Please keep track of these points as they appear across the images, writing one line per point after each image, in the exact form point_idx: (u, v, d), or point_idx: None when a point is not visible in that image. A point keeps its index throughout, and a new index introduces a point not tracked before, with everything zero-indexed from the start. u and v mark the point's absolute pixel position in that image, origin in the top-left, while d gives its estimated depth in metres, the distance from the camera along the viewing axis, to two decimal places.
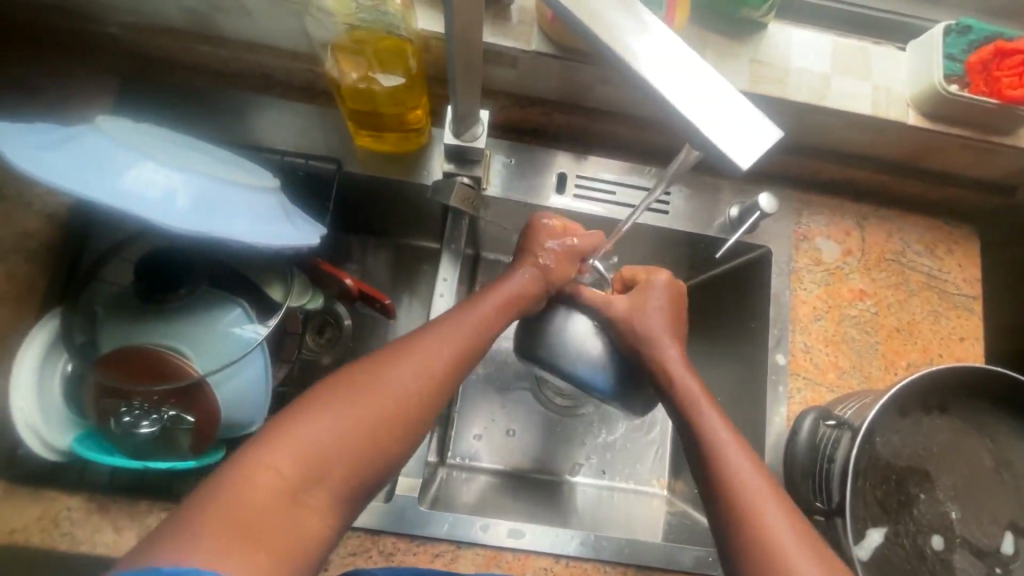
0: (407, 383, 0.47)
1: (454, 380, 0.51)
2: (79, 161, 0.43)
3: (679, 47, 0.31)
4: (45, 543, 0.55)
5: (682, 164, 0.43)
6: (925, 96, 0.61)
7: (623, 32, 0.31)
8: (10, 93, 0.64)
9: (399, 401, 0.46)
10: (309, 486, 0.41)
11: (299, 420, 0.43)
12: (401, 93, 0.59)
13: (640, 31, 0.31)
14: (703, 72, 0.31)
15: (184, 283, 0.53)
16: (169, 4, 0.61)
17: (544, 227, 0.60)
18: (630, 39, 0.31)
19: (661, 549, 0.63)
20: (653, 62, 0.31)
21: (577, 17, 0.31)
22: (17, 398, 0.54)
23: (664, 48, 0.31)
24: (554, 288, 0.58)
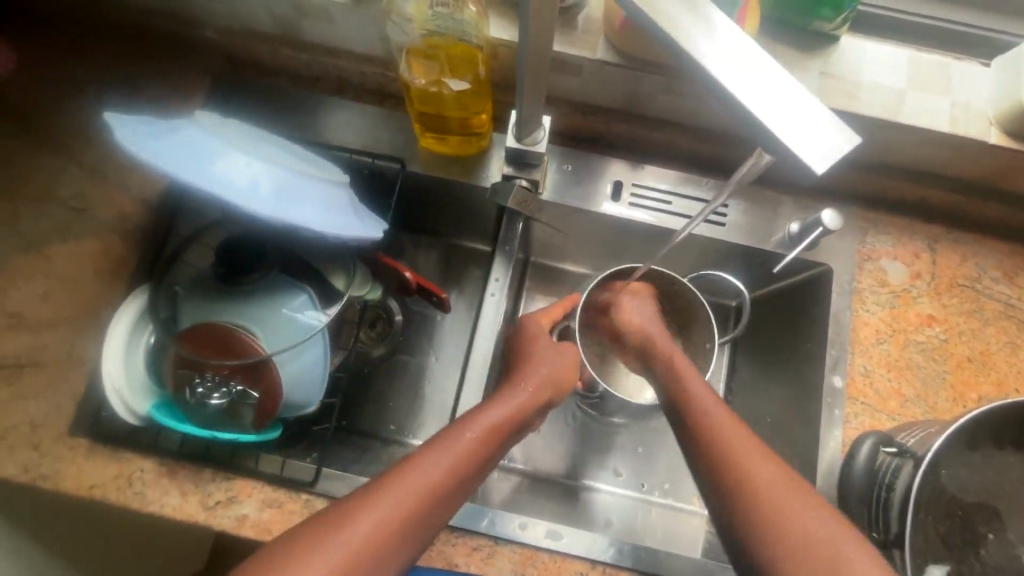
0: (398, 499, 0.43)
1: (460, 492, 0.46)
2: (183, 151, 0.47)
3: (750, 48, 0.32)
4: (120, 499, 0.60)
5: (752, 169, 0.41)
6: (1010, 114, 0.58)
7: (697, 31, 0.32)
8: (119, 89, 0.71)
9: (381, 528, 0.42)
10: None
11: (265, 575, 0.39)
12: (468, 96, 0.62)
13: (719, 41, 0.32)
14: (781, 80, 0.31)
15: (257, 268, 0.57)
16: (261, 11, 0.66)
17: (530, 326, 0.62)
18: (708, 47, 0.32)
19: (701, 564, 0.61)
20: (730, 68, 0.32)
21: (651, 16, 0.32)
22: (106, 364, 0.59)
23: (735, 48, 0.32)
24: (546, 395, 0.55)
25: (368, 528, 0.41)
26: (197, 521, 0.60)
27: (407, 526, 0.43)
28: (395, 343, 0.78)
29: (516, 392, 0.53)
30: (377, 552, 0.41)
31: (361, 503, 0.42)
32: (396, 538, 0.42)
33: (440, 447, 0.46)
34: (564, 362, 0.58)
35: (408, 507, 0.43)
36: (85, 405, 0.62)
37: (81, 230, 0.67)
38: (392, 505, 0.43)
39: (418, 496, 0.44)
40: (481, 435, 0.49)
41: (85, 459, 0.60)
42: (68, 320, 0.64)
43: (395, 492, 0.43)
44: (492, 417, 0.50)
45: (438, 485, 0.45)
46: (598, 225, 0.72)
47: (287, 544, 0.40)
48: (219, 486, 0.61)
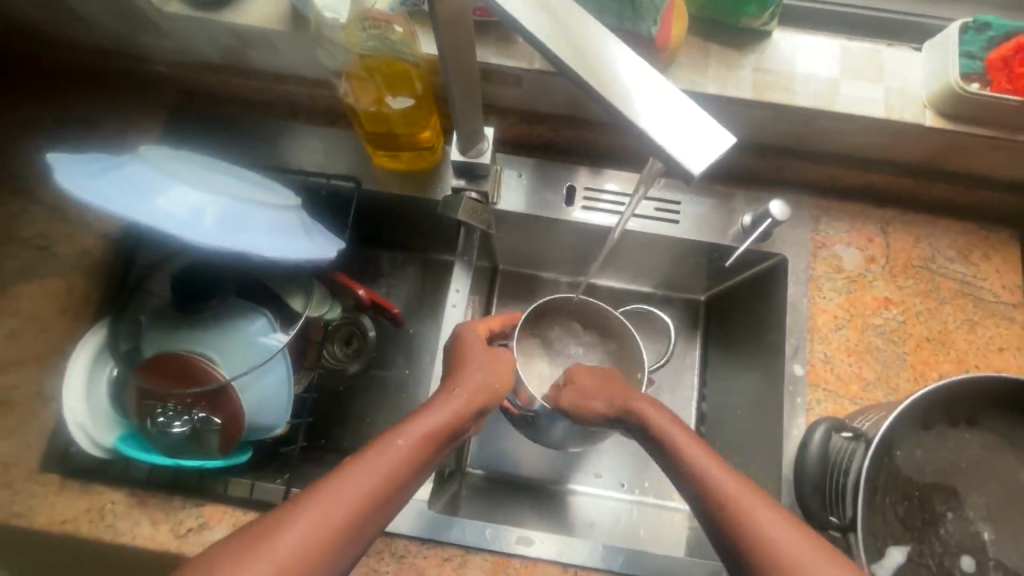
0: (346, 497, 0.44)
1: (393, 498, 0.47)
2: (122, 185, 0.48)
3: (639, 67, 0.33)
4: (92, 533, 0.60)
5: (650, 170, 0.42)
6: (942, 97, 0.59)
7: (593, 54, 0.33)
8: (75, 128, 0.73)
9: (329, 524, 0.43)
10: None
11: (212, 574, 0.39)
12: (413, 113, 0.63)
13: (615, 64, 0.33)
14: (672, 96, 0.32)
15: (214, 294, 0.58)
16: (207, 42, 0.68)
17: (468, 334, 0.62)
18: (603, 70, 0.33)
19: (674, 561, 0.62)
20: (623, 87, 0.33)
21: (546, 44, 0.33)
22: (69, 398, 0.60)
23: (627, 68, 0.33)
24: (484, 400, 0.56)
25: (303, 534, 0.42)
26: (169, 549, 0.60)
27: (343, 531, 0.43)
28: (368, 360, 0.79)
29: (450, 399, 0.54)
30: (313, 557, 0.41)
31: (295, 511, 0.43)
32: (342, 537, 0.43)
33: (376, 451, 0.48)
34: (501, 366, 0.60)
35: (344, 512, 0.44)
36: (54, 441, 0.62)
37: (44, 268, 0.68)
38: (338, 503, 0.44)
39: (364, 492, 0.45)
40: (412, 441, 0.49)
41: (56, 495, 0.61)
42: (34, 358, 0.65)
43: (339, 489, 0.45)
44: (422, 424, 0.51)
45: (372, 490, 0.46)
46: (556, 230, 0.73)
47: (223, 553, 0.41)
48: (190, 513, 0.61)
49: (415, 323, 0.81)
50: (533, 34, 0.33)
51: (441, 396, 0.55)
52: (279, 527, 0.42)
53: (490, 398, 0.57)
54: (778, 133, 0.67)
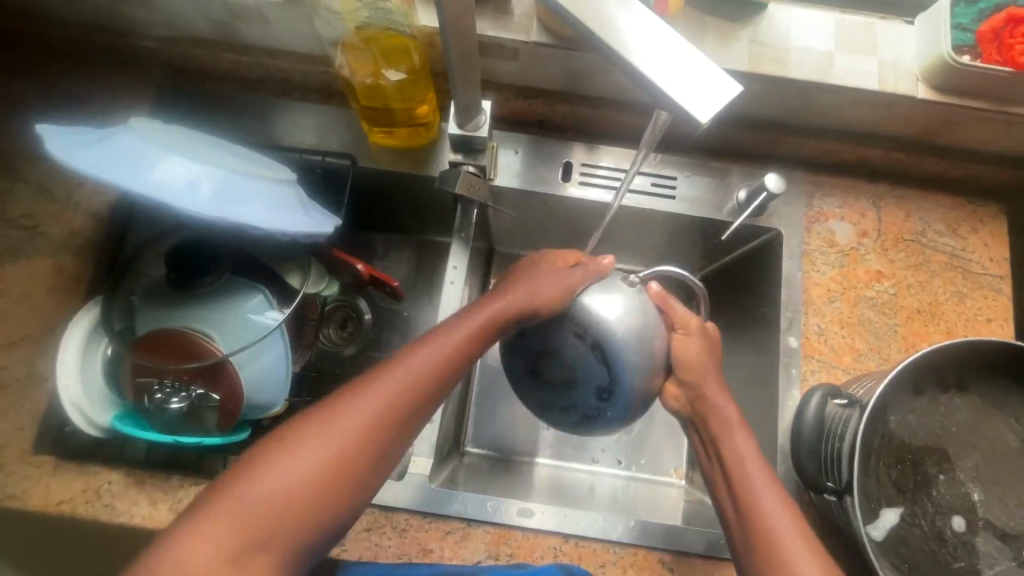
0: (353, 422, 0.45)
1: (413, 418, 0.48)
2: (114, 156, 0.47)
3: (654, 22, 0.33)
4: (89, 512, 0.60)
5: (654, 131, 0.43)
6: (933, 69, 0.60)
7: (607, 11, 0.33)
8: (62, 105, 0.71)
9: (334, 448, 0.44)
10: (262, 538, 0.41)
11: (229, 494, 0.42)
12: (408, 86, 0.62)
13: (627, 22, 0.33)
14: (683, 49, 0.32)
15: (210, 272, 0.57)
16: (197, 14, 0.66)
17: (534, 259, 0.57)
18: (612, 23, 0.33)
19: (676, 529, 0.62)
20: (631, 43, 0.33)
21: (561, 4, 0.33)
22: (62, 376, 0.59)
23: (642, 23, 0.33)
24: (516, 316, 0.53)
25: (316, 458, 0.44)
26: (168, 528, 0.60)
27: (354, 450, 0.45)
28: (363, 342, 0.78)
29: (470, 317, 0.52)
30: (327, 478, 0.43)
31: (285, 449, 0.44)
32: (354, 458, 0.45)
33: (389, 372, 0.48)
34: (534, 295, 0.53)
35: (354, 435, 0.45)
36: (48, 422, 0.61)
37: (32, 248, 0.67)
38: (343, 428, 0.45)
39: (373, 417, 0.46)
40: (429, 363, 0.49)
41: (50, 476, 0.60)
42: (25, 339, 0.64)
43: (345, 414, 0.45)
44: (442, 345, 0.50)
45: (384, 412, 0.46)
46: (552, 207, 0.73)
47: (215, 487, 0.43)
48: (188, 491, 0.61)
49: (412, 304, 0.81)
50: None
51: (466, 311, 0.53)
52: (288, 452, 0.44)
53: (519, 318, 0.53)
54: (773, 107, 0.68)
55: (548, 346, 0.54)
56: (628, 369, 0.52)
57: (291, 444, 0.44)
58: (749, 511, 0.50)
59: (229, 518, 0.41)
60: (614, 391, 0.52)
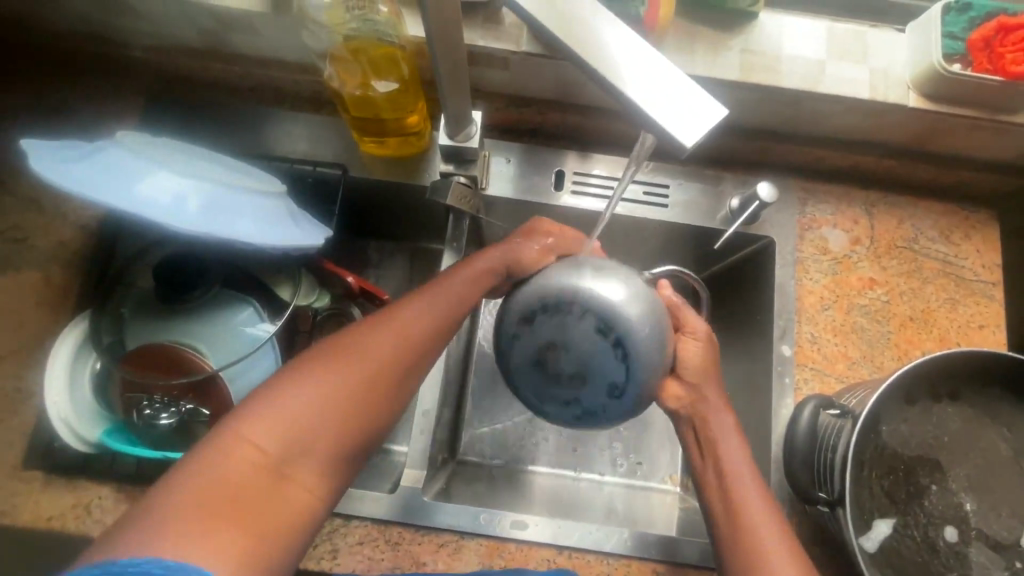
0: (365, 360, 0.45)
1: (419, 362, 0.48)
2: (100, 171, 0.46)
3: (638, 44, 0.33)
4: (79, 528, 0.59)
5: (642, 151, 0.43)
6: (925, 77, 0.60)
7: (591, 33, 0.33)
8: (50, 116, 0.70)
9: (350, 382, 0.44)
10: (288, 463, 0.41)
11: (246, 428, 0.40)
12: (398, 97, 0.62)
13: (611, 44, 0.33)
14: (668, 72, 0.32)
15: (198, 285, 0.57)
16: (185, 24, 0.66)
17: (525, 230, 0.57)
18: (597, 46, 0.33)
19: (674, 540, 0.62)
20: (616, 66, 0.32)
21: (544, 27, 0.33)
22: (52, 392, 0.59)
23: (626, 45, 0.33)
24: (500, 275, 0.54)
25: (334, 390, 0.43)
26: None
27: (367, 386, 0.45)
28: None
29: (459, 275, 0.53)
30: (346, 412, 0.43)
31: (290, 390, 0.43)
32: (369, 394, 0.45)
33: (393, 320, 0.49)
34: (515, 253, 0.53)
35: (366, 372, 0.45)
36: (37, 437, 0.61)
37: (21, 261, 0.66)
38: (355, 366, 0.45)
39: (382, 357, 0.46)
40: (429, 313, 0.50)
41: (40, 492, 0.60)
42: (13, 353, 0.63)
43: (356, 353, 0.46)
44: (436, 300, 0.51)
45: (392, 352, 0.47)
46: (545, 215, 0.72)
47: (216, 431, 0.41)
48: None
49: None
50: (530, 15, 0.33)
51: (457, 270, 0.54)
52: (305, 387, 0.43)
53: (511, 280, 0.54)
54: (765, 116, 0.68)
55: (559, 335, 0.48)
56: (643, 363, 0.48)
57: (306, 378, 0.43)
58: (730, 511, 0.50)
59: (252, 448, 0.40)
60: (627, 387, 0.48)
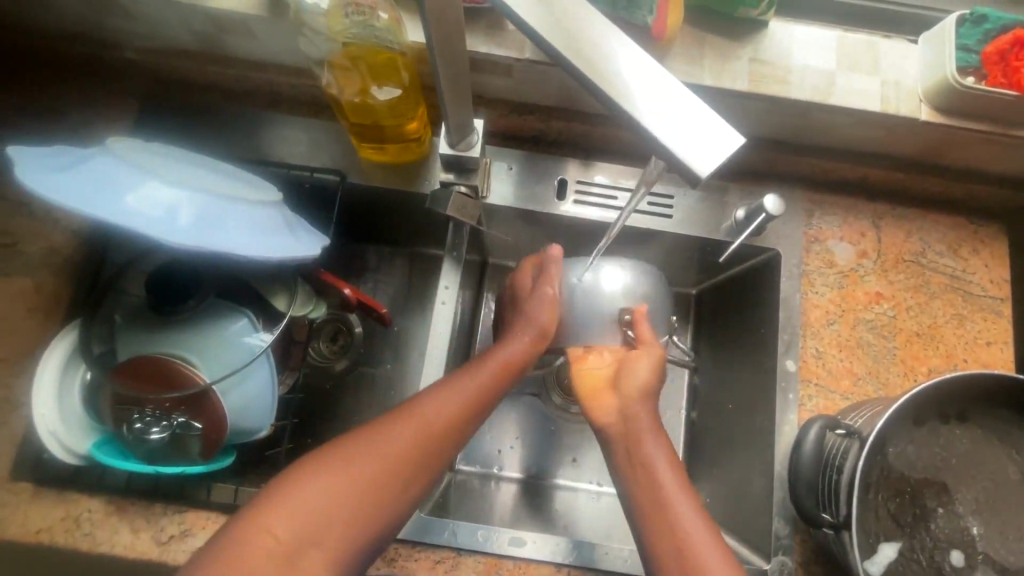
0: (389, 452, 0.45)
1: (440, 458, 0.47)
2: (88, 181, 0.45)
3: (649, 64, 0.31)
4: (69, 542, 0.58)
5: (652, 170, 0.41)
6: (938, 90, 0.59)
7: (598, 52, 0.32)
8: (40, 118, 0.69)
9: (371, 474, 0.43)
10: (299, 555, 0.40)
11: (267, 514, 0.40)
12: (398, 104, 0.60)
13: (620, 64, 0.31)
14: (680, 95, 0.31)
15: (192, 295, 0.56)
16: (180, 26, 0.64)
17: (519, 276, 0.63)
18: (607, 65, 0.31)
19: (589, 547, 0.61)
20: (627, 87, 0.31)
21: (550, 44, 0.31)
22: (39, 403, 0.57)
23: (636, 65, 0.31)
24: (536, 348, 0.56)
25: (356, 480, 0.43)
26: (151, 557, 0.58)
27: (387, 480, 0.44)
28: (354, 358, 0.77)
29: (491, 360, 0.53)
30: (363, 505, 0.42)
31: (320, 473, 0.42)
32: (388, 489, 0.44)
33: (422, 410, 0.48)
34: (544, 313, 0.58)
35: (389, 465, 0.44)
36: (26, 447, 0.60)
37: (9, 266, 0.65)
38: (380, 456, 0.44)
39: (407, 451, 0.45)
40: (461, 405, 0.49)
41: (29, 504, 0.58)
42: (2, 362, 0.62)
43: (381, 444, 0.45)
44: (466, 388, 0.50)
45: (416, 447, 0.46)
46: (546, 225, 0.71)
47: (242, 514, 0.41)
48: (171, 520, 0.59)
49: (402, 319, 0.79)
50: (536, 32, 0.31)
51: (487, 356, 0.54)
52: (328, 476, 0.42)
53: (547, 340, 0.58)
54: (773, 126, 0.66)
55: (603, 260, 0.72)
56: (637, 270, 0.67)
57: (330, 466, 0.43)
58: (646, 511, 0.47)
59: (271, 535, 0.40)
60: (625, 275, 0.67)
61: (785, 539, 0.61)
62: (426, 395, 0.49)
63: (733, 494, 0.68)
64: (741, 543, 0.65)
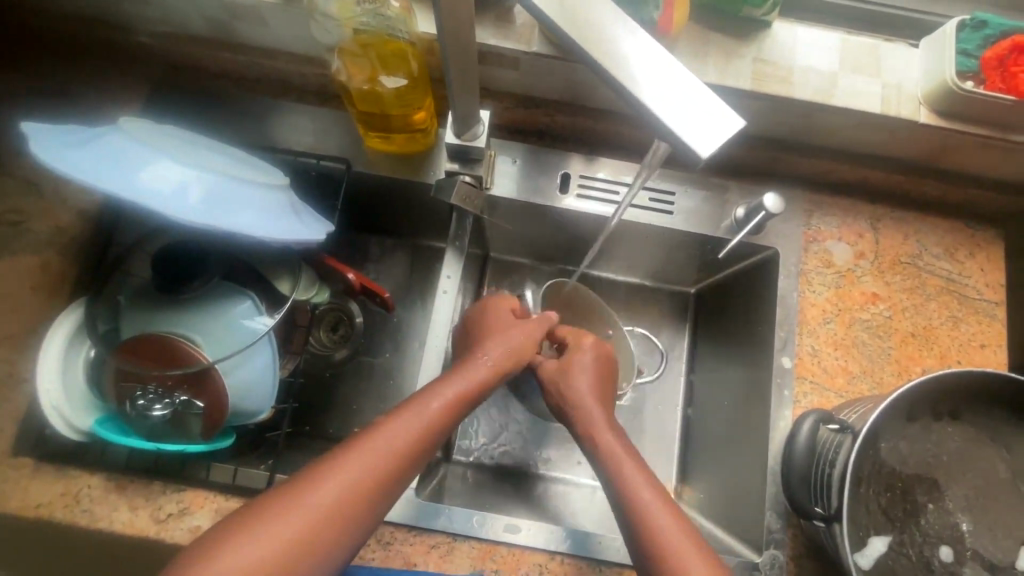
0: (335, 488, 0.44)
1: (396, 483, 0.47)
2: (101, 158, 0.46)
3: (656, 50, 0.32)
4: (68, 517, 0.59)
5: (657, 158, 0.42)
6: (938, 93, 0.60)
7: (607, 36, 0.32)
8: (52, 99, 0.69)
9: (316, 512, 0.42)
10: None
11: (206, 560, 0.40)
12: (406, 93, 0.61)
13: (627, 48, 0.32)
14: (685, 81, 0.32)
15: (197, 276, 0.56)
16: (193, 12, 0.65)
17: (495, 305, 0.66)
18: (616, 51, 0.32)
19: (604, 540, 0.62)
20: (635, 73, 0.32)
21: (560, 27, 0.32)
22: (43, 379, 0.58)
23: (642, 50, 0.32)
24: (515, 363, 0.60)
25: (301, 519, 0.42)
26: (148, 535, 0.59)
27: (334, 516, 0.43)
28: (354, 347, 0.78)
29: (458, 381, 0.54)
30: (308, 544, 0.42)
31: (276, 504, 0.43)
32: (337, 525, 0.43)
33: (372, 440, 0.47)
34: (519, 335, 0.62)
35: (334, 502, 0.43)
36: (28, 423, 0.60)
37: (16, 244, 0.65)
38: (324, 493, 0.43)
39: (354, 485, 0.44)
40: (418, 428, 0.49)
41: (29, 479, 0.59)
42: (7, 338, 0.62)
43: (328, 479, 0.44)
44: (426, 410, 0.51)
45: (364, 480, 0.45)
46: (549, 218, 0.72)
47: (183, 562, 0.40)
48: (170, 498, 0.60)
49: (403, 309, 0.80)
50: (546, 15, 0.32)
51: (450, 379, 0.54)
52: (267, 517, 0.42)
53: (520, 361, 0.61)
54: (775, 126, 0.67)
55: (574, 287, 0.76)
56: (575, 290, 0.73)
57: (272, 508, 0.42)
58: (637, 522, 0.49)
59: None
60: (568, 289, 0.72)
61: (777, 534, 0.61)
62: (373, 426, 0.48)
63: (727, 489, 0.68)
64: (733, 537, 0.65)
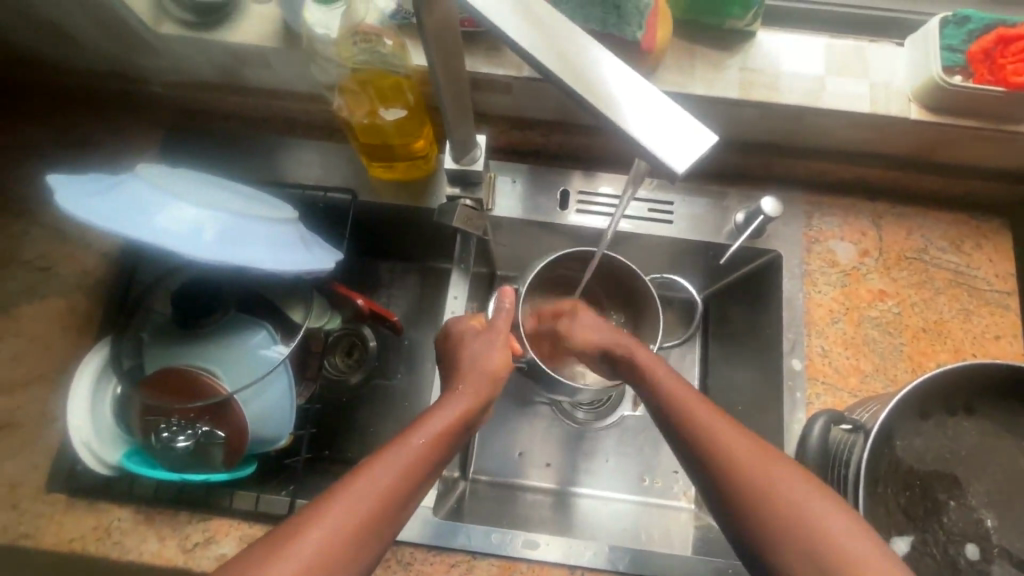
0: (356, 505, 0.44)
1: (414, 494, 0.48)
2: (120, 205, 0.48)
3: (626, 71, 0.34)
4: (100, 550, 0.61)
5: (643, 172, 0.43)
6: (926, 91, 0.60)
7: (582, 61, 0.34)
8: (76, 150, 0.74)
9: (342, 531, 0.43)
10: None
11: None
12: (405, 123, 0.65)
13: (600, 70, 0.34)
14: (658, 100, 0.33)
15: (217, 309, 0.59)
16: (202, 61, 0.69)
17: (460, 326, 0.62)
18: (589, 77, 0.34)
19: (632, 552, 0.62)
20: (609, 95, 0.33)
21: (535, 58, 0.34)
22: (74, 416, 0.61)
23: (614, 72, 0.34)
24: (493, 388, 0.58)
25: (326, 537, 0.42)
26: (176, 564, 0.60)
27: (358, 530, 0.43)
28: (369, 371, 0.79)
29: (462, 395, 0.55)
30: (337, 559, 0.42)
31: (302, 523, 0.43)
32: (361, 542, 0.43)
33: (390, 457, 0.47)
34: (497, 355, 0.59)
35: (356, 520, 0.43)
36: (59, 461, 0.63)
37: (46, 289, 0.69)
38: (346, 512, 0.43)
39: (376, 499, 0.45)
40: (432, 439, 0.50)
41: (63, 514, 0.61)
42: (38, 379, 0.66)
43: (352, 497, 0.44)
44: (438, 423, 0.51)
45: (384, 496, 0.45)
46: (551, 234, 0.73)
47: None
48: (196, 527, 0.62)
49: (414, 331, 0.82)
50: (520, 45, 0.34)
51: (457, 397, 0.55)
52: (296, 535, 0.42)
53: (498, 385, 0.58)
54: (765, 130, 0.68)
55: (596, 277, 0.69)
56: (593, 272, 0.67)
57: (297, 529, 0.42)
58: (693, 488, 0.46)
59: None
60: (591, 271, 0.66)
61: None
62: (391, 444, 0.49)
63: None
64: None
